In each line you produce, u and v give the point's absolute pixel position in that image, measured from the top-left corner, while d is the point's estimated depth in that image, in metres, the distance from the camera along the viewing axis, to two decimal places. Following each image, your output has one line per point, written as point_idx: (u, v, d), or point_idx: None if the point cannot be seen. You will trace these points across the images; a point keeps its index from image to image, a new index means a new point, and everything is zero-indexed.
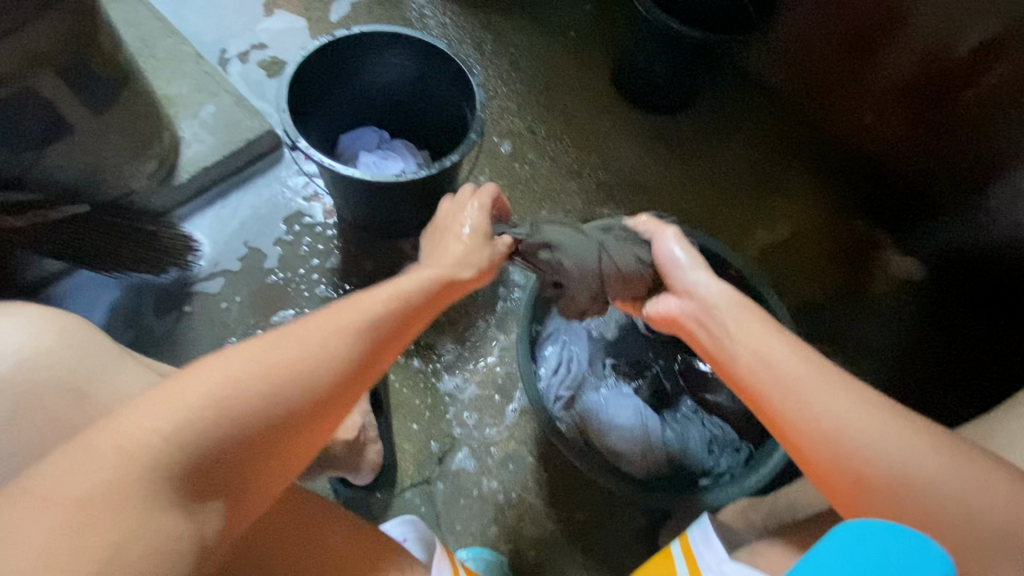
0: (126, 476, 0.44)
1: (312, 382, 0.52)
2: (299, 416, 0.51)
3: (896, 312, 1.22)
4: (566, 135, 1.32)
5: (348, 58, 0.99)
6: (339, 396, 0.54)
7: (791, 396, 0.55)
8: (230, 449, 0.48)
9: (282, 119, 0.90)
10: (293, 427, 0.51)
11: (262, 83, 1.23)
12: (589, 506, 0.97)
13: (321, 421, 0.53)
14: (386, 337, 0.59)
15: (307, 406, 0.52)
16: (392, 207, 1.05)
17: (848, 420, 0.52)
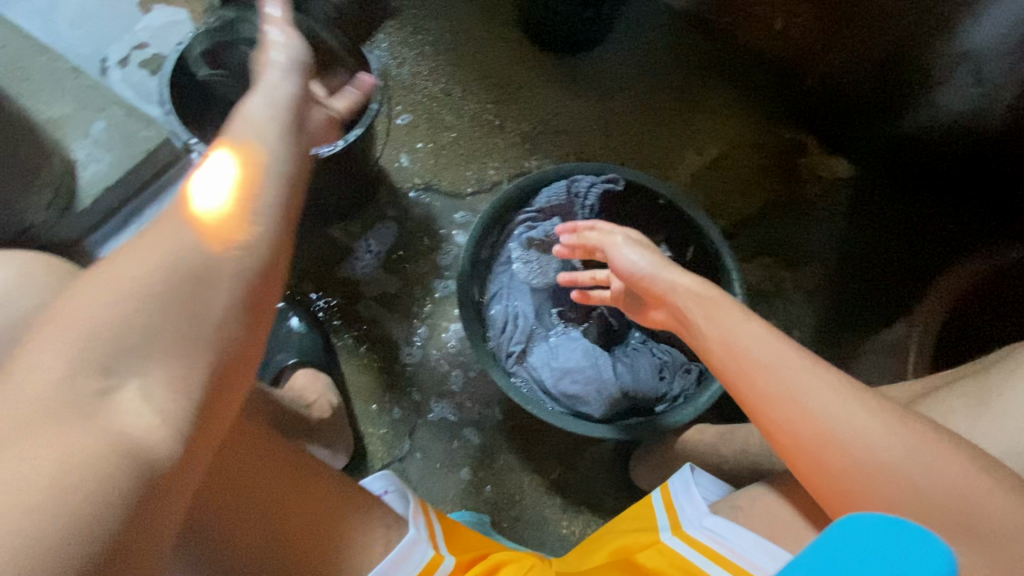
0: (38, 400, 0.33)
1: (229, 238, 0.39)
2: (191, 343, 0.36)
3: (831, 212, 1.24)
4: (482, 91, 1.29)
5: (231, 45, 0.94)
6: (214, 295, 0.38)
7: (776, 382, 0.56)
8: (182, 337, 0.36)
9: (171, 123, 0.86)
10: (248, 287, 0.39)
11: (145, 85, 1.17)
12: (561, 452, 1.00)
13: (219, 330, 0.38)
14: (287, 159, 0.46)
15: (242, 257, 0.39)
16: (311, 194, 1.02)
17: (816, 397, 0.54)
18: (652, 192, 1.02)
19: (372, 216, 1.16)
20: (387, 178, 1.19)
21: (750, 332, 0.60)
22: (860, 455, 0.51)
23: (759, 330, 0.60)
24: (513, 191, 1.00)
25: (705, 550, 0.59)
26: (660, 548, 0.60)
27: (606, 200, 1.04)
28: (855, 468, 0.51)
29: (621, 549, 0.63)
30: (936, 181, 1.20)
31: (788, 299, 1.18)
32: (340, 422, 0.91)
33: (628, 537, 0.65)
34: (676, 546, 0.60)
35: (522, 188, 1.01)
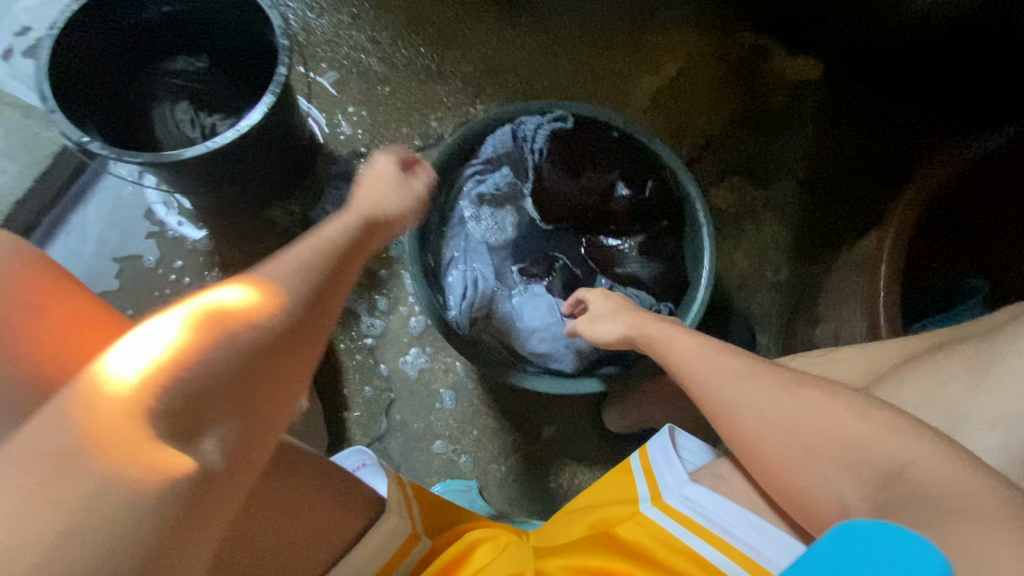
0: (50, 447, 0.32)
1: (246, 326, 0.40)
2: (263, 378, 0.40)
3: (800, 118, 1.17)
4: (414, 34, 1.17)
5: (110, 23, 0.85)
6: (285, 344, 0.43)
7: (715, 381, 0.62)
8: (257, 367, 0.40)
9: (58, 122, 0.77)
10: (262, 363, 0.40)
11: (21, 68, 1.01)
12: (540, 409, 0.98)
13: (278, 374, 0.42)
14: (324, 258, 0.49)
15: (260, 338, 0.41)
16: (240, 173, 0.96)
17: (757, 405, 0.59)
18: (605, 124, 0.93)
19: (314, 191, 1.08)
20: (324, 147, 1.10)
21: (713, 361, 0.64)
22: (800, 435, 0.56)
23: (718, 359, 0.63)
24: (454, 145, 0.91)
25: (687, 522, 0.57)
26: (639, 520, 0.58)
27: (556, 141, 0.95)
28: (790, 452, 0.56)
29: (601, 523, 0.60)
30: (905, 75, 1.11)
31: (760, 220, 1.13)
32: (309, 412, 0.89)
33: (610, 511, 0.62)
34: (655, 518, 0.58)
35: (463, 140, 0.92)
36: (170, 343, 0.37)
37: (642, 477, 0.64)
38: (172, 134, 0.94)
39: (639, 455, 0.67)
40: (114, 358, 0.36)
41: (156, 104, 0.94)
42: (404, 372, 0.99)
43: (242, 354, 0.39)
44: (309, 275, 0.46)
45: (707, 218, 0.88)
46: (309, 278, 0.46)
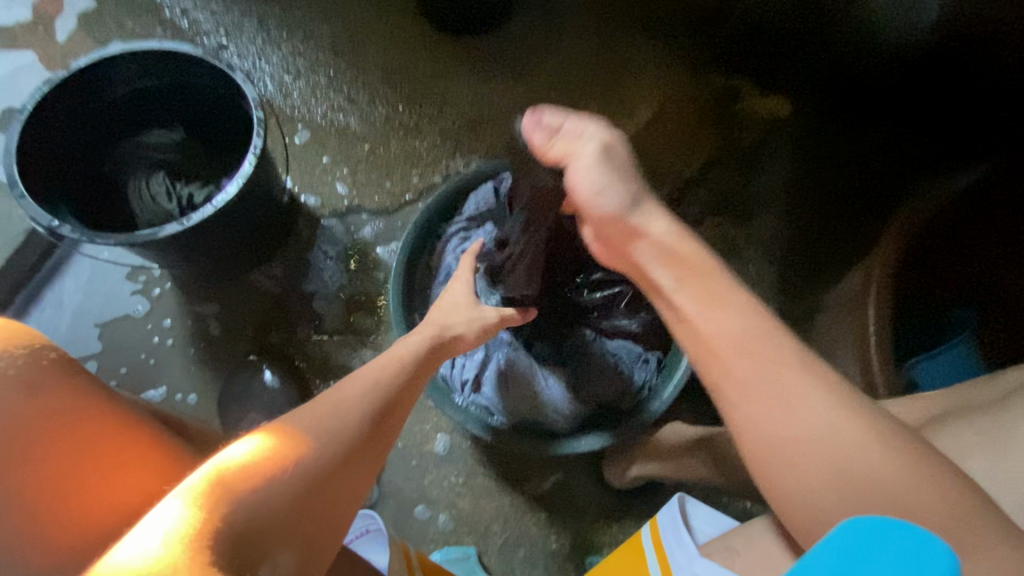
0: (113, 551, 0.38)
1: (306, 448, 0.46)
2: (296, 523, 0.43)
3: (778, 153, 1.18)
4: (390, 91, 1.18)
5: (82, 105, 0.84)
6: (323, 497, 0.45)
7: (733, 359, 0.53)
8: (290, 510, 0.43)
9: (26, 207, 0.75)
10: (287, 523, 0.42)
11: None
12: (536, 465, 0.96)
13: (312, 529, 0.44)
14: (371, 392, 0.54)
15: (284, 493, 0.43)
16: (220, 246, 0.94)
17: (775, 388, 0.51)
18: None
19: (294, 252, 1.06)
20: (303, 209, 1.09)
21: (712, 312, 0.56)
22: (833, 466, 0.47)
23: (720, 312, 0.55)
24: None
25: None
26: None
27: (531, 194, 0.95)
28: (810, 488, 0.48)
29: None
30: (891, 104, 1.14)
31: (746, 259, 1.13)
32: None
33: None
34: None
35: None
36: (146, 555, 0.37)
37: (652, 550, 0.62)
38: (147, 206, 0.92)
39: (649, 527, 0.66)
40: (117, 554, 0.38)
41: (130, 176, 0.92)
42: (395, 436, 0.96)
43: (305, 478, 0.44)
44: (350, 419, 0.50)
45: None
46: (352, 412, 0.51)
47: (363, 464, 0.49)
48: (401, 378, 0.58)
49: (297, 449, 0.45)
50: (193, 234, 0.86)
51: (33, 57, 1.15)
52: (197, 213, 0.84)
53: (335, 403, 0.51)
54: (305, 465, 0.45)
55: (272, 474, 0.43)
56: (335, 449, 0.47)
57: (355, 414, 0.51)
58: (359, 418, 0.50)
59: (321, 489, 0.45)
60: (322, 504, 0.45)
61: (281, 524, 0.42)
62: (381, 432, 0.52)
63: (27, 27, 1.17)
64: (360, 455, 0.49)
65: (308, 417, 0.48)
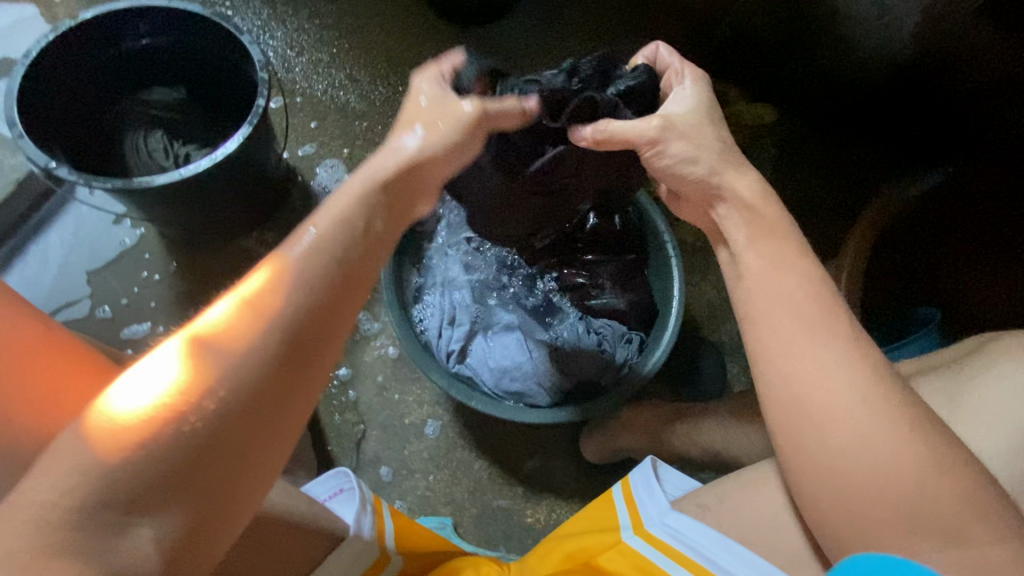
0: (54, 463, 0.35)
1: (224, 381, 0.38)
2: (237, 441, 0.38)
3: (760, 157, 1.23)
4: (392, 72, 1.20)
5: (88, 56, 0.85)
6: (265, 407, 0.39)
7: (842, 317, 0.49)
8: (227, 428, 0.37)
9: (24, 147, 0.77)
10: (228, 440, 0.37)
11: None
12: (516, 440, 0.97)
13: (258, 444, 0.39)
14: (300, 308, 0.41)
15: (215, 410, 0.37)
16: (213, 206, 0.94)
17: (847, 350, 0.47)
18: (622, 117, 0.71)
19: (287, 221, 1.07)
20: (298, 181, 1.10)
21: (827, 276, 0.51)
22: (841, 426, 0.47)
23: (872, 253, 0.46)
24: None
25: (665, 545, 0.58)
26: (622, 549, 0.58)
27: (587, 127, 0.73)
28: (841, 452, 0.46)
29: (581, 553, 0.60)
30: (878, 116, 1.18)
31: None
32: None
33: (586, 538, 0.62)
34: (638, 546, 0.57)
35: None
36: (130, 410, 0.36)
37: (624, 507, 0.63)
38: (143, 161, 0.92)
39: (621, 486, 0.67)
40: (111, 397, 0.37)
41: (128, 131, 0.93)
42: (378, 406, 0.97)
43: (208, 434, 0.37)
44: (267, 351, 0.39)
45: (669, 254, 0.92)
46: (296, 301, 0.41)
47: (309, 363, 0.41)
48: (348, 282, 0.43)
49: (214, 383, 0.38)
50: (188, 189, 0.87)
51: (35, 12, 1.15)
52: (193, 168, 0.84)
53: (261, 316, 0.39)
54: (213, 411, 0.37)
55: (179, 414, 0.36)
56: (249, 397, 0.38)
57: (274, 348, 0.39)
58: (277, 350, 0.39)
59: (226, 443, 0.37)
60: (277, 404, 0.39)
61: (182, 485, 0.36)
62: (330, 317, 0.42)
63: None
64: (278, 401, 0.39)
65: (234, 335, 0.39)
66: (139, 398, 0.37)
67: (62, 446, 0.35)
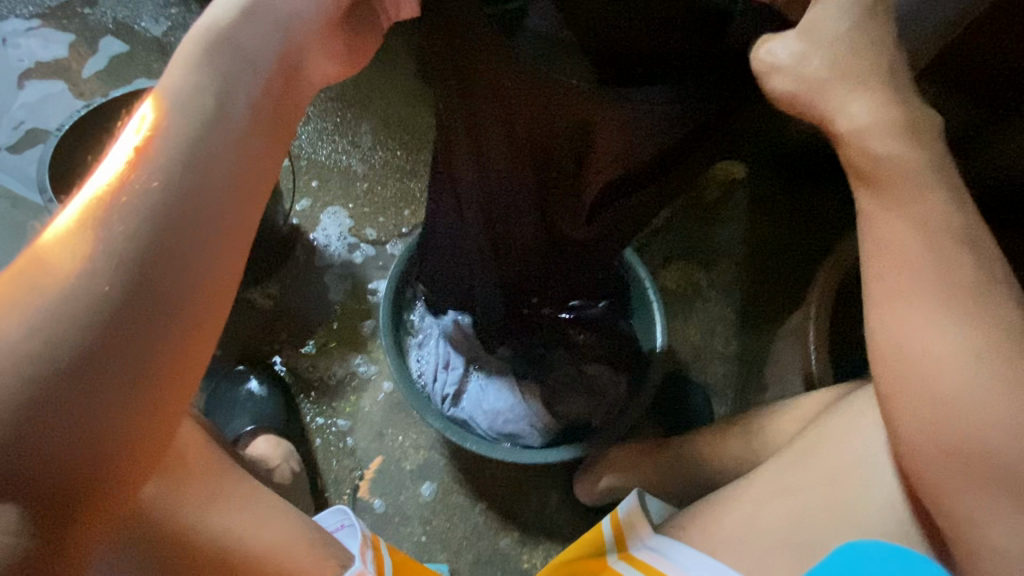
0: None
1: (81, 269, 0.29)
2: (112, 355, 0.29)
3: (734, 209, 1.32)
4: (390, 138, 1.30)
5: (113, 128, 0.94)
6: (146, 307, 0.30)
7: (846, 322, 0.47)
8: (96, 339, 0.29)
9: (52, 209, 0.83)
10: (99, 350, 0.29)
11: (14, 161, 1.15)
12: (511, 483, 0.99)
13: (141, 356, 0.30)
14: (187, 177, 0.32)
15: (71, 308, 0.28)
16: None
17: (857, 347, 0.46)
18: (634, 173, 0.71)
19: (290, 274, 1.13)
20: (302, 236, 1.17)
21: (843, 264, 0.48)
22: None
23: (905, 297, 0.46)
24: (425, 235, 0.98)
25: (651, 569, 0.60)
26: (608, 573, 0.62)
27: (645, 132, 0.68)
28: None
29: None
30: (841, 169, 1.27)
31: (708, 300, 1.24)
32: (290, 489, 0.89)
33: (577, 567, 0.66)
34: (622, 570, 0.61)
35: None
36: None
37: (613, 542, 0.68)
38: None
39: (610, 521, 0.71)
40: None
41: None
42: (375, 451, 1.00)
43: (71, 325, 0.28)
44: (129, 204, 0.30)
45: (647, 299, 0.97)
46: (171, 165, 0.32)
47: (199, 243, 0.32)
48: (244, 146, 0.35)
49: (69, 247, 0.29)
50: None
51: (64, 89, 1.26)
52: None
53: (125, 187, 0.30)
54: (69, 279, 0.29)
55: (34, 295, 0.28)
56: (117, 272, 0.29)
57: (142, 220, 0.30)
58: (144, 201, 0.30)
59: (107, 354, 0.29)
60: (163, 300, 0.30)
61: (43, 414, 0.28)
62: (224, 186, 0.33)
63: (62, 64, 1.29)
64: (159, 270, 0.30)
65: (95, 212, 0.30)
66: (8, 253, 0.30)
67: None
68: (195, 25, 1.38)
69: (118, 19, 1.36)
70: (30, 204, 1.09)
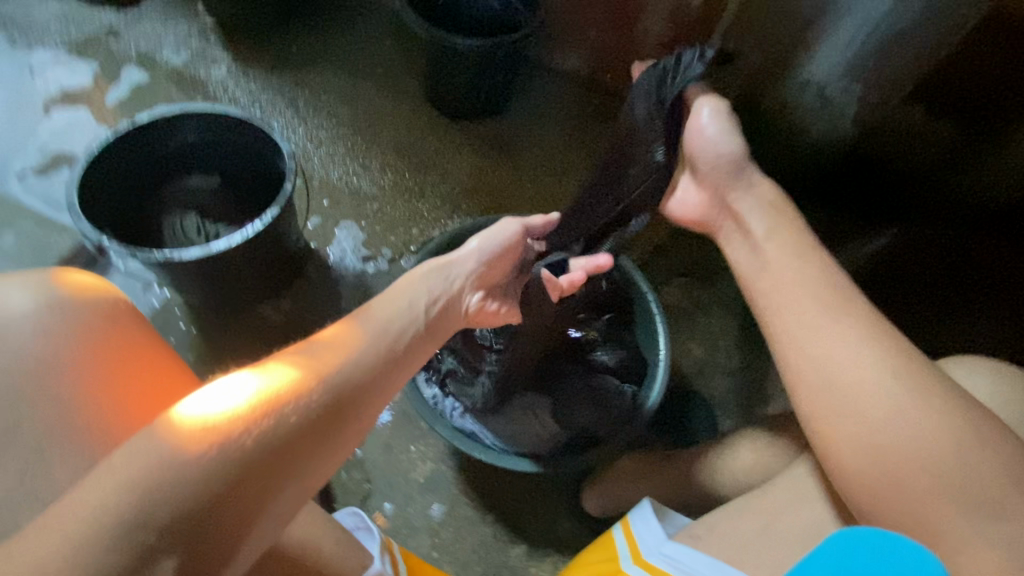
0: (121, 475, 0.39)
1: (264, 428, 0.43)
2: (254, 492, 0.42)
3: None
4: (400, 161, 1.35)
5: (140, 150, 0.99)
6: (284, 466, 0.43)
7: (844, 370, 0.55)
8: (248, 480, 0.41)
9: (80, 225, 0.87)
10: (248, 483, 0.41)
11: (39, 183, 1.19)
12: (519, 496, 1.00)
13: (266, 497, 0.42)
14: (345, 386, 0.49)
15: (248, 453, 0.42)
16: (239, 277, 1.04)
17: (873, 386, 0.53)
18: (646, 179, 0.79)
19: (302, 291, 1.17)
20: (314, 254, 1.21)
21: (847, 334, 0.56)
22: None
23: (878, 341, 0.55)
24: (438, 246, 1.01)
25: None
26: None
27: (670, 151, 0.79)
28: None
29: None
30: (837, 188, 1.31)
31: (710, 315, 1.26)
32: None
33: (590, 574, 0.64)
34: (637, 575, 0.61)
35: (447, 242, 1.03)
36: (195, 418, 0.42)
37: (625, 545, 0.66)
38: (180, 240, 1.05)
39: (620, 525, 0.69)
40: (191, 404, 0.44)
41: (166, 213, 1.06)
42: (384, 464, 1.01)
43: (248, 461, 0.41)
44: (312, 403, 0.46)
45: (650, 309, 0.98)
46: (341, 379, 0.49)
47: (332, 434, 0.47)
48: (372, 389, 0.51)
49: (255, 416, 0.43)
50: (219, 261, 0.97)
51: (88, 115, 1.32)
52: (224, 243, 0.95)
53: (306, 382, 0.47)
54: (262, 439, 0.43)
55: (233, 434, 0.42)
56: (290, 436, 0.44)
57: (306, 412, 0.45)
58: (323, 406, 0.46)
59: (248, 490, 0.41)
60: (298, 461, 0.44)
61: (197, 526, 0.39)
62: (367, 403, 0.50)
63: (87, 92, 1.35)
64: (300, 442, 0.44)
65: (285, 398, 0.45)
66: (215, 408, 0.43)
67: (128, 452, 0.40)
68: (215, 56, 1.44)
69: (141, 51, 1.43)
70: (51, 223, 1.13)
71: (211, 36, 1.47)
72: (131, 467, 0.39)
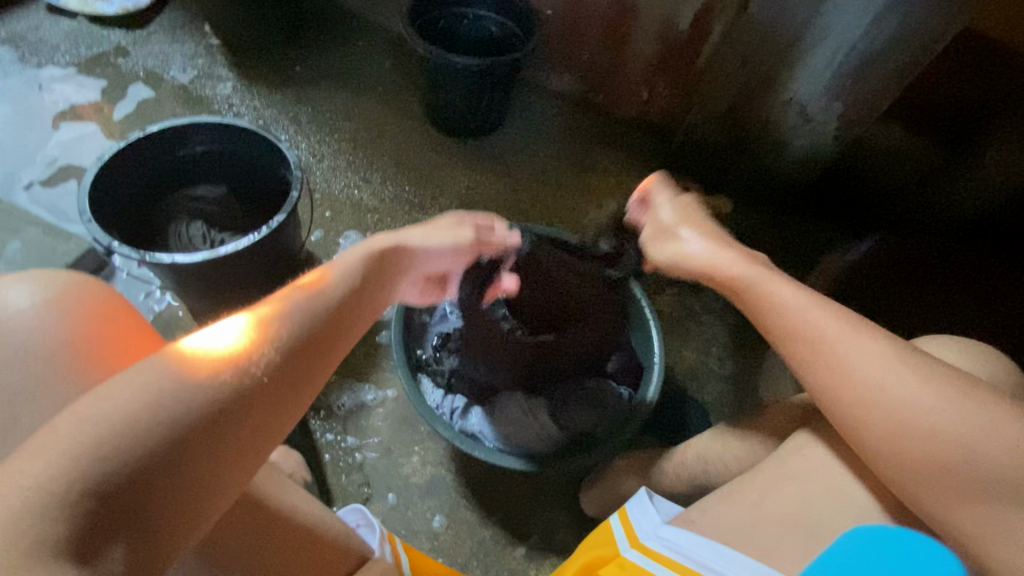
0: (89, 420, 0.37)
1: (237, 369, 0.43)
2: (228, 432, 0.41)
3: None
4: (401, 175, 1.39)
5: (149, 159, 1.02)
6: (260, 404, 0.43)
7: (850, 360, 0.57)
8: (222, 418, 0.41)
9: (90, 229, 0.90)
10: (222, 422, 0.41)
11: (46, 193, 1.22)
12: (517, 499, 1.01)
13: (239, 436, 0.42)
14: (316, 324, 0.49)
15: (224, 393, 0.42)
16: (243, 283, 1.06)
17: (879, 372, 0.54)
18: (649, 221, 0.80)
19: None
20: (316, 264, 1.23)
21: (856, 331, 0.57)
22: None
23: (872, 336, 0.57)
24: None
25: (665, 559, 0.61)
26: (622, 562, 0.63)
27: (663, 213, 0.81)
28: None
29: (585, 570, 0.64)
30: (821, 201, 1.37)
31: (702, 323, 1.30)
32: None
33: (589, 560, 0.66)
34: (636, 559, 0.62)
35: None
36: (181, 355, 0.42)
37: (621, 533, 0.67)
38: (184, 246, 1.06)
39: (616, 515, 0.71)
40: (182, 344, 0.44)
41: (172, 221, 1.07)
42: (384, 467, 1.02)
43: (238, 392, 0.42)
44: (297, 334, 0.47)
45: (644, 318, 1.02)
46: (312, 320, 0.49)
47: (306, 370, 0.47)
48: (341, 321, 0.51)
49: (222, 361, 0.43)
50: (225, 266, 0.99)
51: (96, 129, 1.35)
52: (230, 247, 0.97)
53: (275, 322, 0.47)
54: (240, 376, 0.43)
55: (210, 377, 0.42)
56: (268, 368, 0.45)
57: (279, 351, 0.45)
58: (306, 336, 0.47)
59: (220, 429, 0.41)
60: (271, 399, 0.44)
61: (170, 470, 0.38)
62: (337, 340, 0.50)
63: (96, 106, 1.39)
64: (274, 384, 0.45)
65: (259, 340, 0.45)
66: (218, 340, 0.44)
67: (94, 402, 0.38)
68: (220, 74, 1.49)
69: (149, 69, 1.47)
70: (57, 231, 1.14)
71: (217, 55, 1.52)
72: (97, 412, 0.38)
